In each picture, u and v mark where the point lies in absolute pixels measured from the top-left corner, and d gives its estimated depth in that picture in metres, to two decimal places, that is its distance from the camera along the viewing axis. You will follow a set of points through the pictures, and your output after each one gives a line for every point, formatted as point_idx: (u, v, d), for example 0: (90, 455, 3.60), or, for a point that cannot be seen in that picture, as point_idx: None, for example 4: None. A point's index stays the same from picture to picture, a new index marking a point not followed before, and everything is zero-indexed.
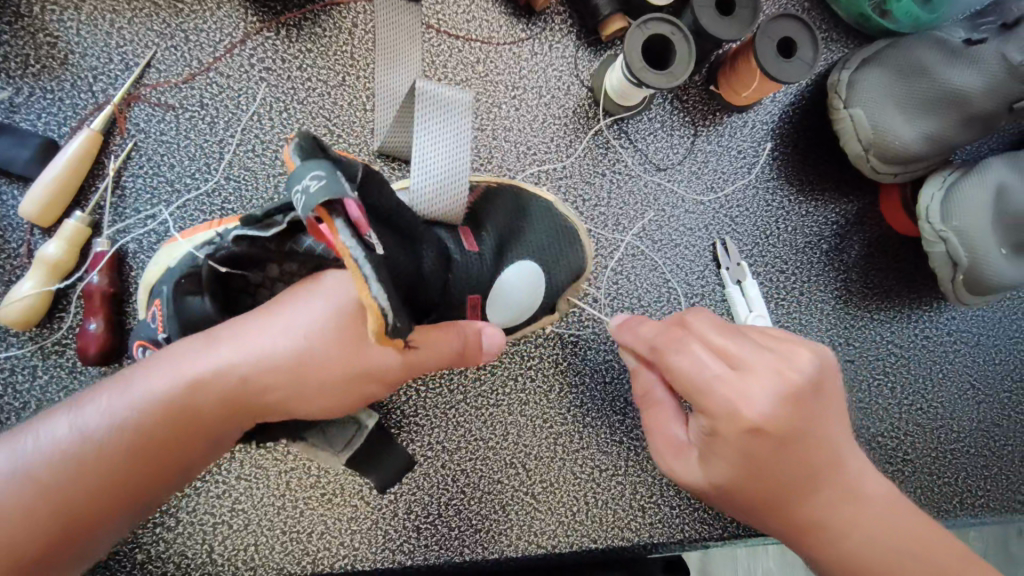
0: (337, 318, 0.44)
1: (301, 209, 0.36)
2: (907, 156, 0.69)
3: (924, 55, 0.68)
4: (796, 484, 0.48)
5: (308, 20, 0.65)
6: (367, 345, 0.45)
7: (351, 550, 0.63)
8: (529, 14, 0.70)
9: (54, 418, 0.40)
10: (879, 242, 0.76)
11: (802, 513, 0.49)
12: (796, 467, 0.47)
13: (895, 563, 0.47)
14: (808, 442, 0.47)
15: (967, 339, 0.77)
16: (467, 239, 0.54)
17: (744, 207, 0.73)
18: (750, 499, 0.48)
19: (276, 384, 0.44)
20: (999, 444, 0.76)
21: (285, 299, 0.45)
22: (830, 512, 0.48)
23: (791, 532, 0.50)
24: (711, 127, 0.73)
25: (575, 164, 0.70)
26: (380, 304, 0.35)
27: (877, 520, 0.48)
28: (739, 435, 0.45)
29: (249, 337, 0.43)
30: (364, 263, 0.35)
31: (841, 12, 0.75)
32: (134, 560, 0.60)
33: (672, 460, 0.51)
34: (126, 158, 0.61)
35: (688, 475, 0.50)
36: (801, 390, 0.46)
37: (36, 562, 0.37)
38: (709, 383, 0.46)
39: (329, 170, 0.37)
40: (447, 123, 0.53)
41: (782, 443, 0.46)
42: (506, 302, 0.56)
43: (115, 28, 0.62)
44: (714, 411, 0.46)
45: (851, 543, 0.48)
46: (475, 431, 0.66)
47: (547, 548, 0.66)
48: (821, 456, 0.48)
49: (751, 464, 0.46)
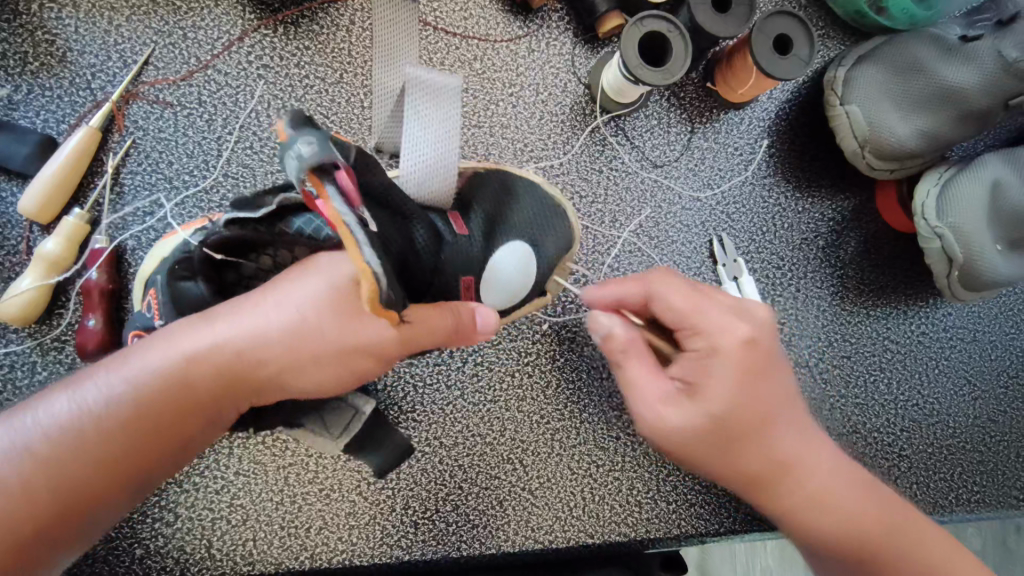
0: (333, 294, 0.44)
1: (291, 173, 0.37)
2: (902, 152, 0.69)
3: (919, 53, 0.69)
4: (776, 417, 0.52)
5: (306, 17, 0.65)
6: (361, 322, 0.44)
7: (349, 545, 0.63)
8: (527, 12, 0.70)
9: (58, 395, 0.43)
10: (875, 238, 0.76)
11: (779, 451, 0.52)
12: (776, 397, 0.52)
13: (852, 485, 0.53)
14: (784, 372, 0.53)
15: (962, 335, 0.77)
16: (455, 222, 0.54)
17: (741, 203, 0.73)
18: (737, 433, 0.51)
19: (271, 359, 0.44)
20: (995, 439, 0.77)
21: (284, 276, 0.45)
22: (800, 445, 0.53)
23: (767, 474, 0.52)
24: (708, 124, 0.74)
25: (572, 161, 0.70)
26: (373, 268, 0.34)
27: (836, 456, 0.54)
28: (737, 347, 0.50)
29: (246, 313, 0.44)
30: (356, 228, 0.35)
31: (839, 9, 0.75)
32: (133, 555, 0.60)
33: (662, 407, 0.51)
34: (125, 155, 0.61)
35: (684, 414, 0.50)
36: (772, 321, 0.53)
37: (39, 531, 0.40)
38: (707, 303, 0.52)
39: (322, 138, 0.37)
40: (438, 108, 0.52)
41: (766, 368, 0.52)
42: (498, 286, 0.55)
43: (113, 26, 0.62)
44: (710, 330, 0.51)
45: (821, 472, 0.53)
46: (473, 427, 0.66)
47: (544, 543, 0.66)
48: (791, 391, 0.54)
49: (746, 388, 0.50)
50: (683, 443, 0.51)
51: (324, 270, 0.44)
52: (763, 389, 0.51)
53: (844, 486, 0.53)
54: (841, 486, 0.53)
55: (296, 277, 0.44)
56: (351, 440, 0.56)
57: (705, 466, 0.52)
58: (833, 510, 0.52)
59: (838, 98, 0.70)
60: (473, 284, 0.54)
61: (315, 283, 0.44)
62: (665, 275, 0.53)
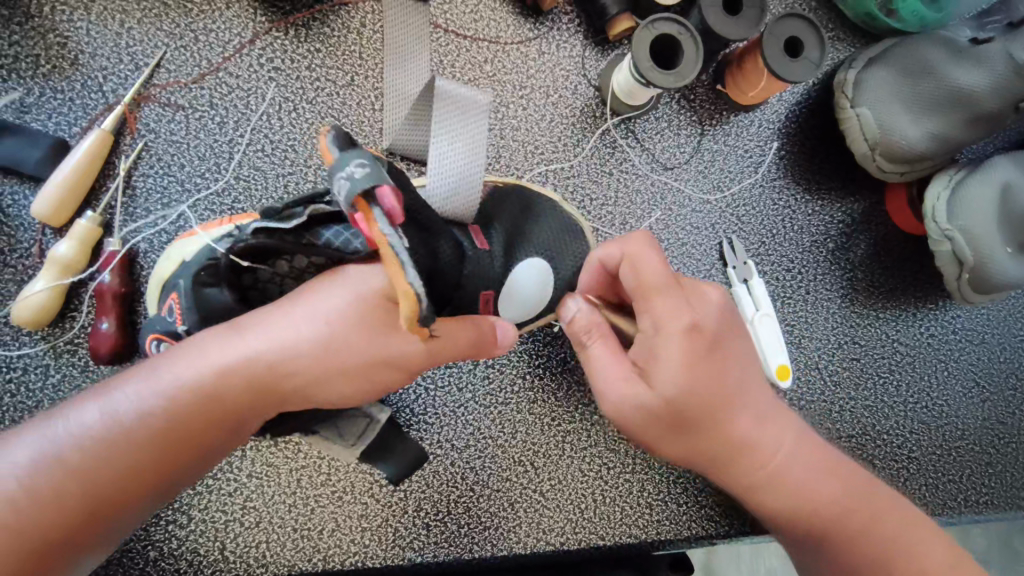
0: (364, 306, 0.45)
1: (342, 195, 0.37)
2: (913, 156, 0.69)
3: (930, 55, 0.69)
4: (732, 399, 0.51)
5: (317, 20, 0.65)
6: (390, 334, 0.45)
7: (362, 547, 0.63)
8: (537, 14, 0.70)
9: (85, 403, 0.43)
10: (885, 240, 0.76)
11: (737, 434, 0.52)
12: (730, 378, 0.51)
13: (809, 475, 0.53)
14: (735, 351, 0.51)
15: (971, 337, 0.78)
16: (477, 237, 0.54)
17: (751, 205, 0.74)
18: (692, 417, 0.50)
19: (299, 370, 0.44)
20: (1004, 441, 0.77)
21: (313, 286, 0.45)
22: (756, 424, 0.52)
23: (722, 456, 0.52)
24: (718, 126, 0.74)
25: (583, 164, 0.70)
26: (417, 290, 0.36)
27: (794, 440, 0.54)
28: (687, 330, 0.49)
29: (277, 323, 0.44)
30: (401, 250, 0.37)
31: (850, 11, 0.75)
32: (147, 558, 0.60)
33: (614, 388, 0.50)
34: (137, 158, 0.61)
35: (638, 397, 0.49)
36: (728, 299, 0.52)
37: (70, 535, 0.41)
38: (667, 284, 0.49)
39: (373, 160, 0.38)
40: (466, 122, 0.53)
41: (716, 347, 0.50)
42: (517, 300, 0.57)
43: (125, 29, 0.62)
44: (662, 311, 0.49)
45: (778, 458, 0.53)
46: (484, 429, 0.66)
47: (556, 545, 0.66)
48: (745, 369, 0.52)
49: (700, 373, 0.49)
50: (638, 426, 0.50)
51: (356, 283, 0.45)
52: (717, 370, 0.50)
53: (800, 463, 0.54)
54: (796, 464, 0.53)
55: (327, 288, 0.45)
56: (364, 450, 0.56)
57: (661, 450, 0.52)
58: (788, 486, 0.53)
59: (848, 101, 0.70)
60: (492, 298, 0.55)
61: (346, 294, 0.44)
62: (635, 246, 0.50)
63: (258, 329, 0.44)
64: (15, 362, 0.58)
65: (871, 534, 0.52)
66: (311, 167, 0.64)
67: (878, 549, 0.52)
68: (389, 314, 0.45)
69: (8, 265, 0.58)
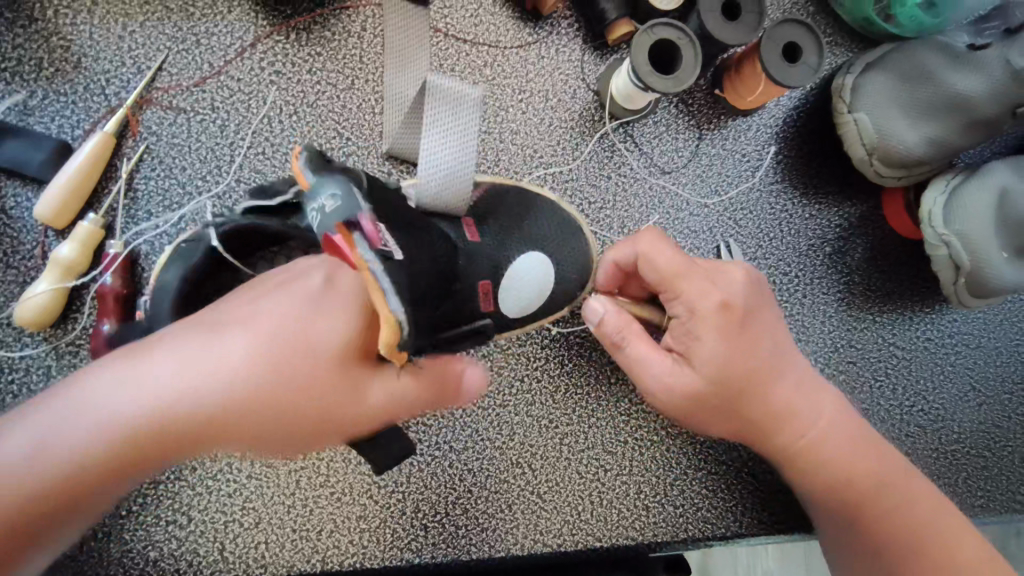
0: (315, 318, 0.39)
1: (315, 224, 0.40)
2: (910, 160, 0.69)
3: (928, 60, 0.69)
4: (766, 372, 0.61)
5: (318, 24, 0.66)
6: (350, 347, 0.40)
7: (360, 548, 0.63)
8: (537, 18, 0.71)
9: None
10: (882, 244, 0.77)
11: (768, 409, 0.62)
12: (755, 356, 0.60)
13: (846, 446, 0.63)
14: (766, 331, 0.62)
15: (968, 341, 0.78)
16: (467, 229, 0.54)
17: (748, 209, 0.74)
18: (733, 388, 0.60)
19: (216, 401, 0.36)
20: (1000, 445, 0.77)
21: (264, 289, 0.41)
22: (792, 396, 0.63)
23: (764, 427, 0.62)
24: (716, 130, 0.74)
25: (581, 167, 0.71)
26: (398, 317, 0.36)
27: (832, 414, 0.64)
28: (711, 309, 0.59)
29: (203, 337, 0.38)
30: (380, 276, 0.36)
31: (848, 16, 0.76)
32: (147, 558, 0.60)
33: (662, 374, 0.60)
34: (139, 161, 0.62)
35: (679, 378, 0.60)
36: (750, 281, 0.62)
37: None
38: (687, 269, 0.60)
39: (345, 191, 0.41)
40: (456, 117, 0.54)
41: (742, 323, 0.60)
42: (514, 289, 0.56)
43: (128, 32, 0.63)
44: (685, 294, 0.60)
45: (811, 432, 0.63)
46: (483, 431, 0.67)
47: (553, 546, 0.67)
48: (777, 348, 0.63)
49: (733, 347, 0.59)
50: (682, 406, 0.61)
51: (311, 289, 0.40)
52: (747, 346, 0.60)
53: (836, 433, 0.64)
54: (828, 433, 0.63)
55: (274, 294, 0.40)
56: None
57: (706, 426, 0.63)
58: (822, 454, 0.63)
59: (846, 105, 0.71)
60: (491, 290, 0.54)
61: (296, 303, 0.39)
62: (647, 245, 0.61)
63: (173, 346, 0.37)
64: (16, 363, 0.58)
65: (908, 506, 0.61)
66: None
67: (888, 498, 0.62)
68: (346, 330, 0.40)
69: (10, 266, 0.59)
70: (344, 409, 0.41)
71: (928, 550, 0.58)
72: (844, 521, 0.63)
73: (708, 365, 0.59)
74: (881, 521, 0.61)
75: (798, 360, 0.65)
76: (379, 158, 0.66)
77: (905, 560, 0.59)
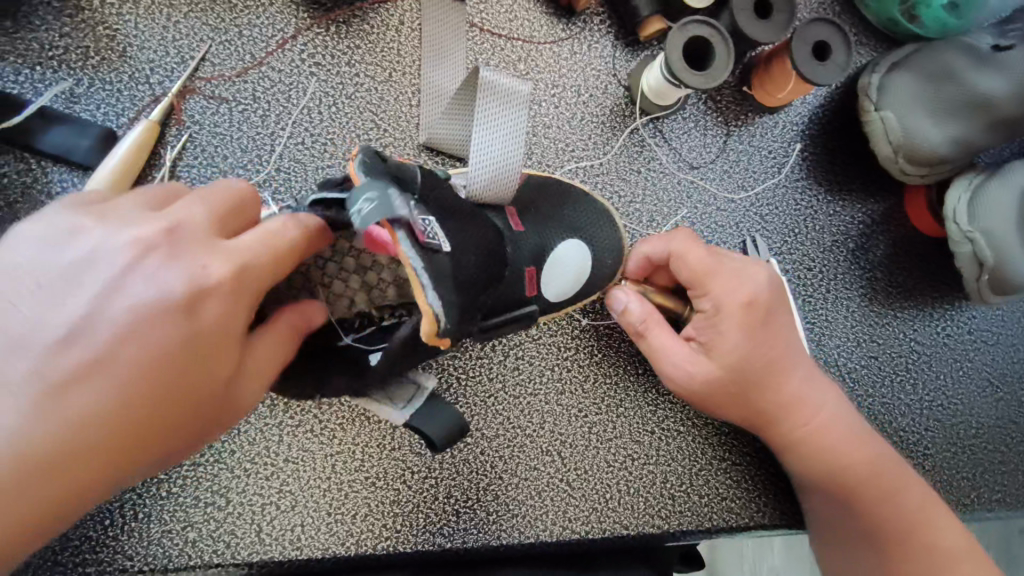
0: (160, 319, 0.36)
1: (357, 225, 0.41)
2: (935, 159, 0.71)
3: (952, 60, 0.70)
4: (782, 364, 0.63)
5: (357, 17, 0.67)
6: (223, 334, 0.38)
7: (393, 532, 0.65)
8: (570, 15, 0.72)
9: None
10: (904, 241, 0.78)
11: (786, 398, 0.64)
12: (776, 349, 0.63)
13: (857, 436, 0.65)
14: (784, 326, 0.64)
15: (986, 338, 0.79)
16: (512, 218, 0.58)
17: (774, 205, 0.75)
18: (749, 378, 0.62)
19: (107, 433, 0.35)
20: (1016, 441, 0.79)
21: (69, 305, 0.35)
22: (802, 387, 0.64)
23: (774, 416, 0.64)
24: (743, 127, 0.75)
25: (612, 161, 0.72)
26: (435, 311, 0.41)
27: (840, 404, 0.66)
28: (739, 307, 0.61)
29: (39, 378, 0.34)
30: (421, 273, 0.42)
31: (873, 15, 0.77)
32: (186, 538, 0.61)
33: (688, 363, 0.62)
34: (182, 149, 0.63)
35: (702, 368, 0.62)
36: (775, 277, 0.64)
37: None
38: (717, 266, 0.62)
39: (380, 192, 0.40)
40: (506, 113, 0.55)
41: (767, 320, 0.62)
42: (560, 272, 0.61)
43: (172, 22, 0.64)
44: (714, 290, 0.61)
45: (823, 417, 0.65)
46: (513, 419, 0.68)
47: (581, 533, 0.68)
48: (790, 342, 0.64)
49: (755, 340, 0.61)
50: (702, 394, 0.63)
51: (135, 287, 0.36)
52: (768, 339, 0.62)
53: (839, 425, 0.65)
54: (834, 423, 0.65)
55: (90, 306, 0.35)
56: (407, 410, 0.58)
57: (724, 415, 0.65)
58: (826, 443, 0.64)
59: (872, 104, 0.72)
60: (536, 275, 0.58)
61: (132, 313, 0.35)
62: (681, 244, 0.63)
63: (13, 401, 0.34)
64: None
65: (901, 492, 0.64)
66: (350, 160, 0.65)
67: (882, 483, 0.64)
68: (211, 317, 0.37)
69: None
70: (242, 389, 0.41)
71: (916, 529, 0.63)
72: (834, 501, 0.66)
73: (723, 355, 0.61)
74: (876, 505, 0.64)
75: (807, 352, 0.66)
76: (415, 149, 0.67)
77: (892, 543, 0.63)
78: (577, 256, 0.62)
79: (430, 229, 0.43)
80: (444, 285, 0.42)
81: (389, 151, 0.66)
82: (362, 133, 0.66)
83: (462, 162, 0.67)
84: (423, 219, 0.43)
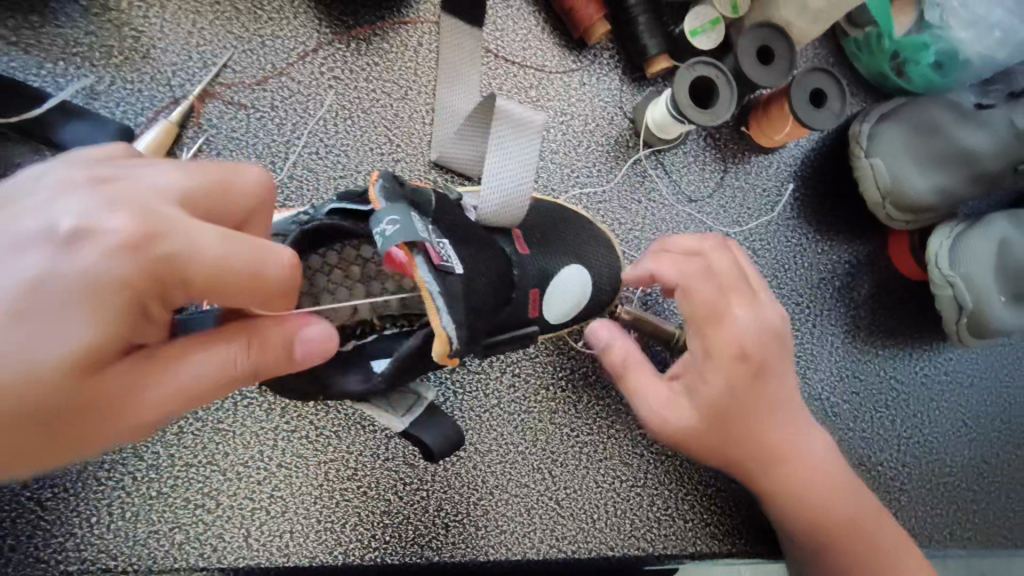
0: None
1: (380, 249, 0.43)
2: (919, 207, 0.75)
3: (938, 114, 0.74)
4: (769, 413, 0.60)
5: (377, 36, 0.70)
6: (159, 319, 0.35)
7: (381, 543, 0.64)
8: (580, 48, 0.75)
9: None
10: (887, 283, 0.81)
11: (775, 448, 0.61)
12: (767, 399, 0.59)
13: (841, 486, 0.63)
14: (779, 375, 0.60)
15: (961, 380, 0.83)
16: (518, 241, 0.60)
17: (766, 241, 0.78)
18: (737, 432, 0.58)
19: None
20: (987, 480, 0.81)
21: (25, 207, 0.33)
22: (790, 438, 0.61)
23: (762, 469, 0.61)
24: (740, 164, 0.79)
25: (614, 189, 0.74)
26: (447, 332, 0.44)
27: (825, 453, 0.64)
28: (729, 356, 0.57)
29: None
30: (438, 297, 0.44)
31: (865, 67, 0.82)
32: (172, 541, 0.61)
33: (667, 409, 0.60)
34: (197, 152, 0.63)
35: (683, 418, 0.59)
36: (770, 322, 0.60)
37: None
38: (708, 311, 0.58)
39: (404, 215, 0.43)
40: (520, 143, 0.56)
41: (761, 370, 0.58)
42: (560, 293, 0.62)
43: (197, 29, 0.65)
44: (707, 335, 0.57)
45: (810, 469, 0.62)
46: (507, 435, 0.69)
47: (568, 553, 0.68)
48: (783, 392, 0.61)
49: (743, 394, 0.58)
50: (686, 443, 0.60)
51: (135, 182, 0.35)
52: (760, 388, 0.59)
53: (821, 474, 0.63)
54: (821, 479, 0.63)
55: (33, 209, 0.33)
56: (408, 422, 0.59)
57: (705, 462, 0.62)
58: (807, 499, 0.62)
59: (863, 151, 0.77)
60: (539, 297, 0.60)
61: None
62: None
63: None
64: None
65: (878, 542, 0.63)
66: (361, 172, 0.67)
67: (860, 535, 0.63)
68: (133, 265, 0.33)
69: None
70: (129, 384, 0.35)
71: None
72: (813, 547, 0.64)
73: (708, 403, 0.58)
74: (854, 554, 0.62)
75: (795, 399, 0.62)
76: (426, 166, 0.69)
77: None
78: (578, 279, 0.64)
79: (445, 251, 0.46)
80: (457, 310, 0.45)
81: (400, 166, 0.68)
82: (375, 146, 0.68)
83: (471, 181, 0.69)
84: (440, 242, 0.46)
